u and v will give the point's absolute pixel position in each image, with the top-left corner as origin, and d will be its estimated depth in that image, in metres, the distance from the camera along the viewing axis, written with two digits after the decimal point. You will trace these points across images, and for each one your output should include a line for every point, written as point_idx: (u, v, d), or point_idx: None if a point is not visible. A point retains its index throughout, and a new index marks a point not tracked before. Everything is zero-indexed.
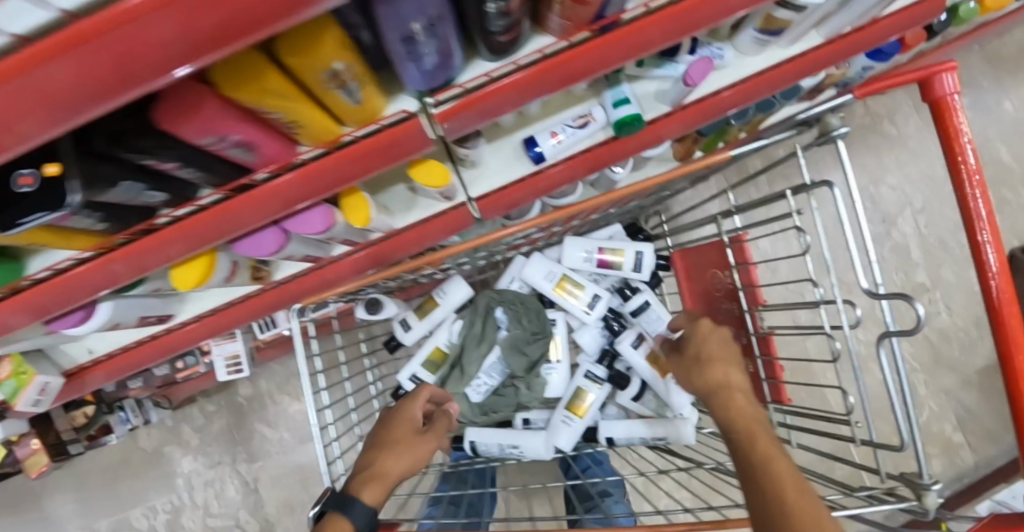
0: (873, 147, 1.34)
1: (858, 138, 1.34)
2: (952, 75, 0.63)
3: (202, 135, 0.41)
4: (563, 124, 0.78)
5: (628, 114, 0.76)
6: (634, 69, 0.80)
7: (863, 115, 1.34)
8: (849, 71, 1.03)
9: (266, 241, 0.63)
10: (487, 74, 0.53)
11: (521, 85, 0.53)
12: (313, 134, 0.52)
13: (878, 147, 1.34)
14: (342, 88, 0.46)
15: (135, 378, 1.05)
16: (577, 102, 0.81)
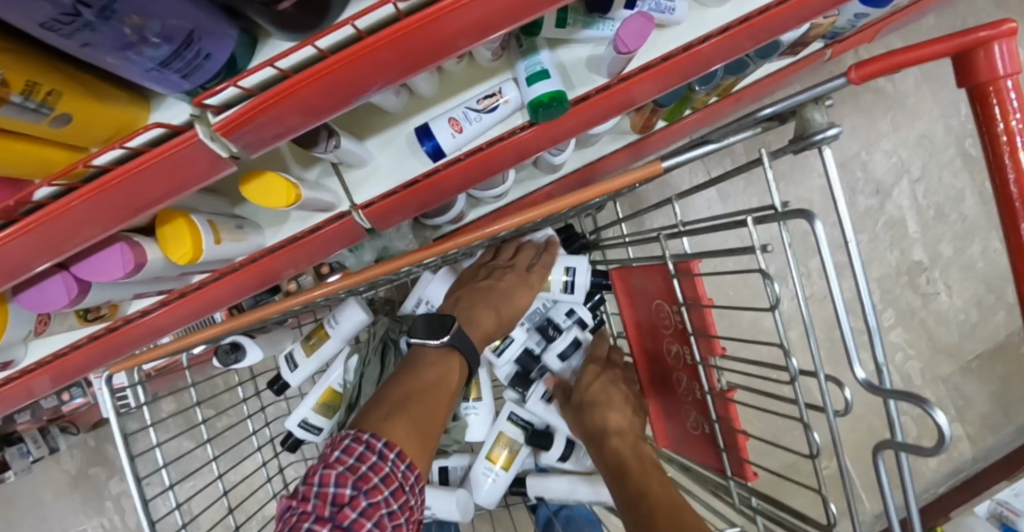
0: (867, 107, 1.16)
1: (852, 96, 1.15)
2: (1003, 48, 0.46)
3: None
4: (465, 108, 0.61)
5: (546, 93, 0.58)
6: (555, 31, 0.62)
7: None
8: (838, 19, 0.84)
9: (53, 292, 0.48)
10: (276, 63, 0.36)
11: (335, 77, 0.37)
12: (28, 166, 0.36)
13: (873, 106, 1.16)
14: (10, 109, 0.29)
15: (21, 412, 0.93)
16: (485, 77, 0.64)
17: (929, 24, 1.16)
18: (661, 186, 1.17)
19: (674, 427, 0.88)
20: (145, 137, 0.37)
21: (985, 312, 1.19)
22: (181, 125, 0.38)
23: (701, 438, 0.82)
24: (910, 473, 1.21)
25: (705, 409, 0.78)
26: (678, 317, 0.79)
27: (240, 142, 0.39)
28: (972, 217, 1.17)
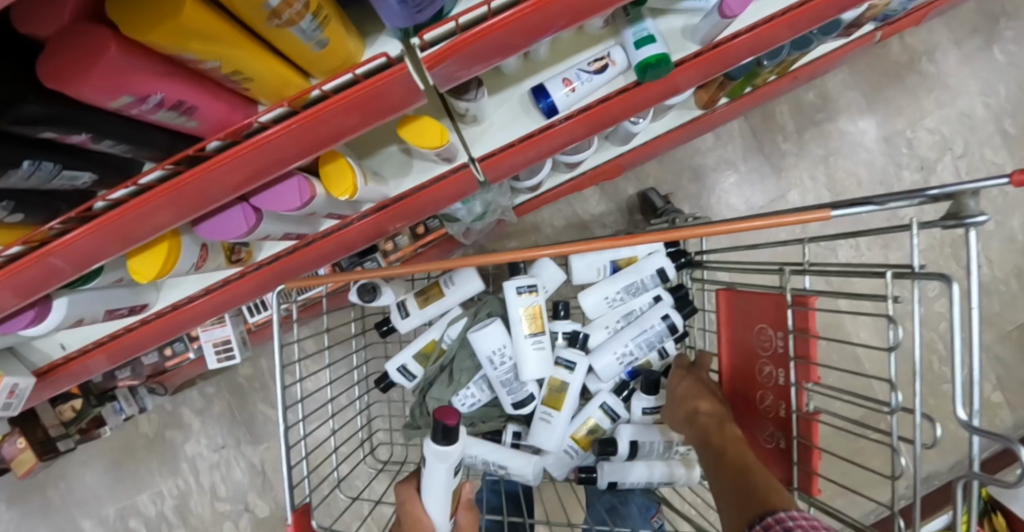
0: (910, 88, 1.22)
1: (895, 79, 1.21)
2: None
3: (112, 95, 0.31)
4: (578, 69, 0.66)
5: (653, 54, 0.62)
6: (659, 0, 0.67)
7: (899, 52, 1.21)
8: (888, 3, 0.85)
9: (234, 220, 0.53)
10: (485, 3, 0.42)
11: (527, 20, 0.43)
12: (269, 90, 0.41)
13: (915, 87, 1.21)
14: (298, 29, 0.35)
15: (124, 368, 0.97)
16: (591, 43, 0.69)
17: (971, 9, 1.20)
18: (718, 162, 1.21)
19: (740, 440, 0.81)
20: (365, 69, 0.43)
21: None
22: (393, 59, 0.44)
23: (772, 453, 0.75)
24: (956, 439, 1.26)
25: (785, 427, 0.71)
26: (780, 342, 0.72)
27: (435, 74, 0.44)
28: (1012, 193, 1.22)
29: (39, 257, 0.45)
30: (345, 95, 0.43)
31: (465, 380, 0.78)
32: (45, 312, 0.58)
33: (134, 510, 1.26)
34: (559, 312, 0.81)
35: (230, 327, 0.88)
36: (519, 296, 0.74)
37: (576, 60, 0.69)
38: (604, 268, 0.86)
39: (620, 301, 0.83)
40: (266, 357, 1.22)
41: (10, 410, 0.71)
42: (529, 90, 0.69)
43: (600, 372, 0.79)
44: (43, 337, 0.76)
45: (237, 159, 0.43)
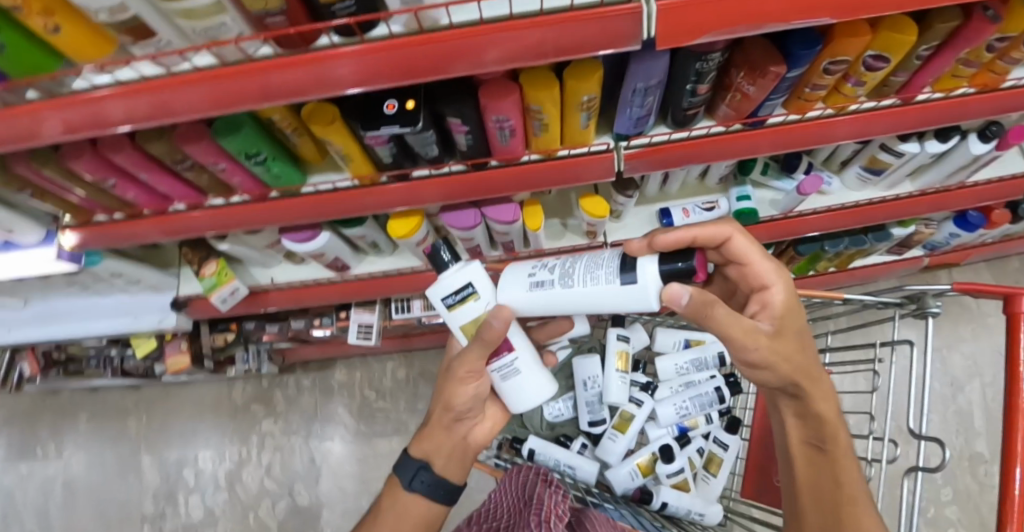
0: (951, 316, 1.42)
1: (942, 304, 1.43)
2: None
3: (499, 113, 0.62)
4: (695, 204, 0.95)
5: (747, 207, 0.92)
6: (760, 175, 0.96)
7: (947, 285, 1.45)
8: (935, 232, 1.13)
9: (467, 217, 0.82)
10: (668, 134, 0.75)
11: (690, 149, 0.74)
12: (542, 144, 0.72)
13: (955, 317, 1.42)
14: (583, 114, 0.66)
15: (272, 324, 1.17)
16: (707, 192, 1.00)
17: (1014, 267, 1.45)
18: None
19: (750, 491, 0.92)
20: (592, 147, 0.75)
21: None
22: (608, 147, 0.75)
23: None
24: None
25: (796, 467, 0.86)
26: None
27: (627, 162, 0.76)
28: None
29: (365, 193, 0.72)
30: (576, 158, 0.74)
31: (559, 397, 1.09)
32: (314, 236, 0.83)
33: (194, 463, 1.41)
34: (638, 366, 1.09)
35: (375, 315, 1.11)
36: (617, 341, 1.00)
37: (695, 199, 0.99)
38: (677, 342, 1.08)
39: (685, 370, 1.04)
40: (362, 369, 1.43)
41: (224, 305, 0.95)
42: (658, 209, 0.99)
43: (661, 418, 1.03)
44: (258, 269, 1.01)
45: (507, 175, 0.73)
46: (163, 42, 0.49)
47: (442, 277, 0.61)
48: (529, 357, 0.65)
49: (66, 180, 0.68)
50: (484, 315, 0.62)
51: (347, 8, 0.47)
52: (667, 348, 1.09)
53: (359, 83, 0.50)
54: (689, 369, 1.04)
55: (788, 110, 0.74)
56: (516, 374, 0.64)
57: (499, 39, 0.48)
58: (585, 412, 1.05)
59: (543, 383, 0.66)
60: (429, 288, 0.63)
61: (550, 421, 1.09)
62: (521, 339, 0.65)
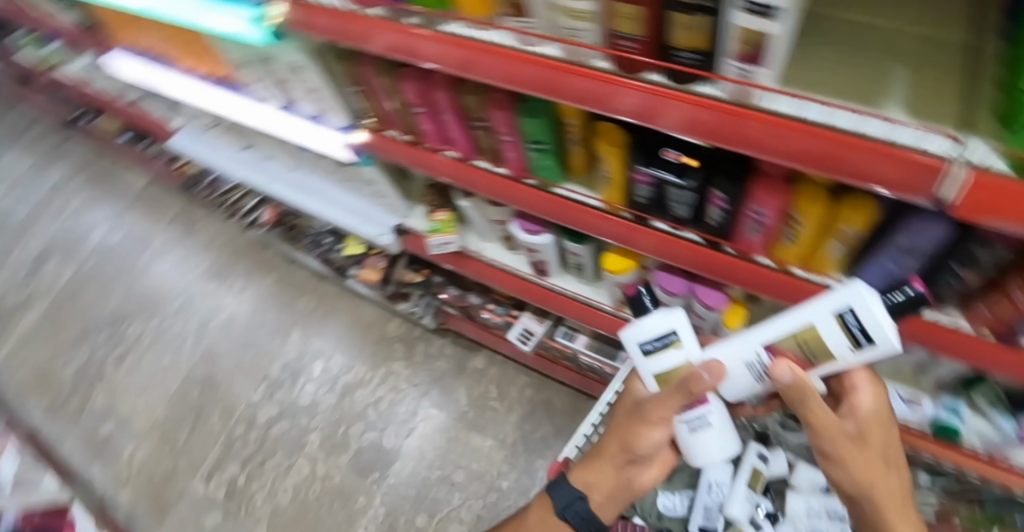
0: None
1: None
2: None
3: (764, 202, 0.60)
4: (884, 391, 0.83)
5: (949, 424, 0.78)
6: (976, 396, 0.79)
7: None
8: None
9: (675, 282, 0.79)
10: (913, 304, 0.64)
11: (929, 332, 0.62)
12: (785, 252, 0.67)
13: None
14: (838, 243, 0.61)
15: (451, 287, 1.30)
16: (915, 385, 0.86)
17: None
18: None
19: None
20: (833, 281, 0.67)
21: None
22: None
23: None
24: None
25: None
26: None
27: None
28: None
29: (600, 217, 0.75)
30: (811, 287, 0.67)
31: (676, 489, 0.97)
32: (538, 231, 0.87)
33: (330, 359, 1.62)
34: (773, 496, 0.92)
35: (541, 328, 1.14)
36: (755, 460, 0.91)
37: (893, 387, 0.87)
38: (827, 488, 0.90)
39: (818, 517, 0.87)
40: (495, 367, 1.50)
41: (436, 250, 1.06)
42: None
43: None
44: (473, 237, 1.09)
45: (734, 265, 0.69)
46: (533, 26, 0.59)
47: (642, 324, 0.65)
48: (720, 416, 0.70)
49: (393, 100, 0.84)
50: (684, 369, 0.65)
51: (689, 59, 0.51)
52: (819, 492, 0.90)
53: (653, 121, 0.53)
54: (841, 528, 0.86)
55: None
56: (706, 426, 0.69)
57: (806, 140, 0.45)
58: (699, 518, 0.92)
59: (719, 438, 0.70)
60: (628, 333, 0.67)
61: (659, 510, 0.97)
62: (703, 380, 0.67)
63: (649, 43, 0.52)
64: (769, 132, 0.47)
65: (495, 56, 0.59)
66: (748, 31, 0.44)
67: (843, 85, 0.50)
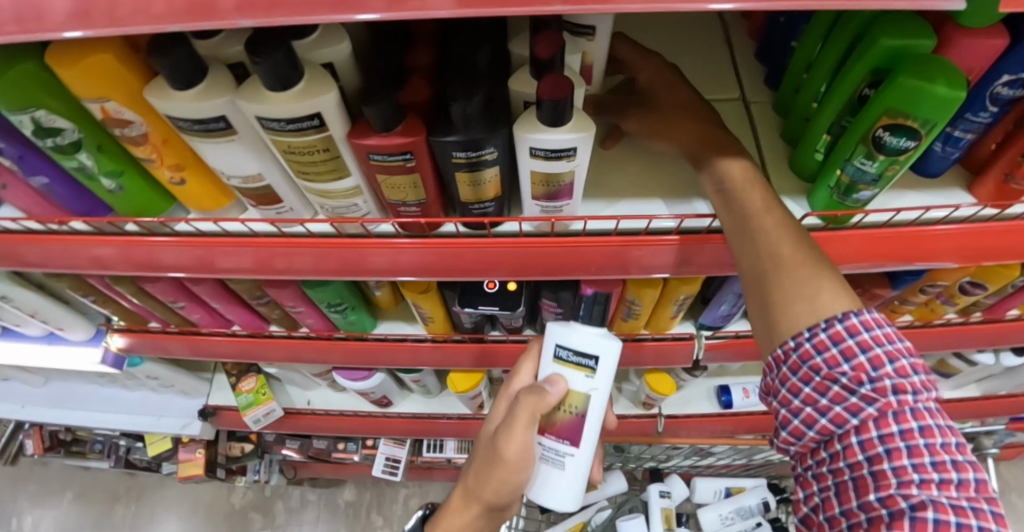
0: None
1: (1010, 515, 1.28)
2: None
3: (599, 301, 0.59)
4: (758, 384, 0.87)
5: None
6: None
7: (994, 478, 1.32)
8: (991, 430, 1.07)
9: None
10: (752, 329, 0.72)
11: None
12: (626, 327, 0.69)
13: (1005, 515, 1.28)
14: (675, 307, 0.63)
15: (294, 439, 1.10)
16: None
17: None
18: None
19: None
20: (672, 333, 0.72)
21: None
22: (689, 334, 0.72)
23: None
24: None
25: None
26: None
27: (706, 351, 0.73)
28: None
29: (434, 348, 0.71)
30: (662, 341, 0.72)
31: None
32: (367, 377, 0.80)
33: None
34: (682, 520, 0.94)
35: (405, 450, 1.03)
36: (660, 498, 0.90)
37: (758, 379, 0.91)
38: (718, 491, 0.95)
39: (731, 521, 0.92)
40: (373, 489, 1.29)
41: (256, 424, 0.91)
42: (717, 385, 0.91)
43: None
44: (296, 389, 0.96)
45: None
46: (285, 209, 0.47)
47: (577, 331, 0.49)
48: (585, 459, 0.52)
49: (136, 295, 0.64)
50: (582, 397, 0.49)
51: (483, 208, 0.45)
52: (708, 499, 0.96)
53: (479, 273, 0.49)
54: (737, 521, 0.92)
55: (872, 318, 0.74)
56: (563, 467, 0.52)
57: (623, 250, 0.47)
58: None
59: (578, 487, 0.53)
60: (553, 327, 0.50)
61: None
62: (601, 408, 0.50)
63: (434, 203, 0.44)
64: (592, 254, 0.48)
65: (259, 248, 0.50)
66: (540, 173, 0.41)
67: (653, 176, 0.50)
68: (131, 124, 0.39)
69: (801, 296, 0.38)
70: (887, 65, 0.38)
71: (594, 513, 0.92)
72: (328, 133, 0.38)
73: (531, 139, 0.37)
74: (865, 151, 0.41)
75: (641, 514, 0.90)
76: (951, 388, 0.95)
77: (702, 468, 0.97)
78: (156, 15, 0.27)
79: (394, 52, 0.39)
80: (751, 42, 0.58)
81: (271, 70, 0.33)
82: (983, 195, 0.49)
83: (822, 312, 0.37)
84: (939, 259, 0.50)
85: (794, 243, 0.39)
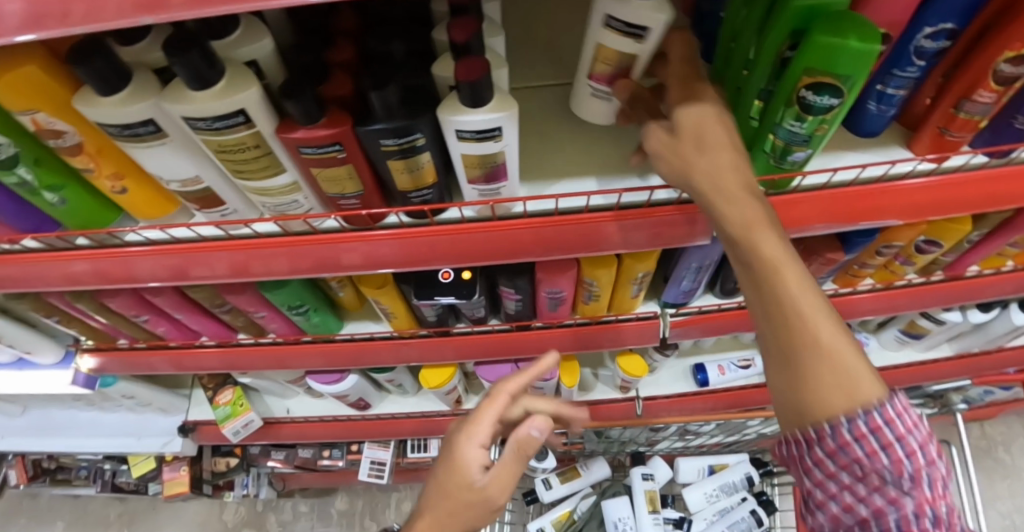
0: (984, 472, 1.30)
1: (997, 470, 1.29)
2: None
3: (556, 284, 0.60)
4: (730, 360, 0.89)
5: None
6: None
7: (976, 435, 1.34)
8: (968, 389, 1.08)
9: (503, 371, 0.79)
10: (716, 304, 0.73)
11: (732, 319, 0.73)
12: (588, 310, 0.70)
13: (989, 471, 1.29)
14: (635, 285, 0.64)
15: (280, 450, 1.09)
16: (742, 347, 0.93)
17: None
18: None
19: None
20: (638, 313, 0.72)
21: None
22: (654, 313, 0.73)
23: None
24: None
25: None
26: None
27: (672, 329, 0.73)
28: None
29: (402, 344, 0.71)
30: (628, 323, 0.72)
31: None
32: (343, 379, 0.81)
33: None
34: (667, 500, 0.95)
35: (390, 452, 1.03)
36: (643, 481, 0.91)
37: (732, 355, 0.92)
38: (702, 469, 0.96)
39: (716, 498, 0.93)
40: (365, 497, 1.28)
41: (235, 436, 0.91)
42: (692, 363, 0.92)
43: None
44: (275, 398, 0.96)
45: (543, 337, 0.72)
46: (229, 210, 0.48)
47: None
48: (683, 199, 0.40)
49: (98, 312, 0.64)
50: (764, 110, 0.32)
51: (424, 196, 0.46)
52: (693, 478, 0.97)
53: (428, 262, 0.49)
54: (721, 496, 0.93)
55: (834, 283, 0.76)
56: None
57: (567, 231, 0.48)
58: None
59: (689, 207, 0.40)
60: None
61: None
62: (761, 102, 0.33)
63: (374, 194, 0.45)
64: (538, 235, 0.48)
65: (211, 252, 0.50)
66: (472, 156, 0.41)
67: (593, 152, 0.51)
68: (63, 135, 0.39)
69: (837, 384, 0.32)
70: (806, 26, 0.40)
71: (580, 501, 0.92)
72: (257, 130, 0.38)
73: (610, 5, 0.37)
74: (793, 112, 0.42)
75: (626, 496, 0.90)
76: (924, 350, 0.97)
77: (685, 448, 0.98)
78: (50, 23, 0.27)
79: (315, 47, 0.39)
80: (686, 18, 0.59)
81: (188, 70, 0.34)
82: (921, 151, 0.50)
83: (860, 398, 0.32)
84: (882, 217, 0.51)
85: (834, 328, 0.33)
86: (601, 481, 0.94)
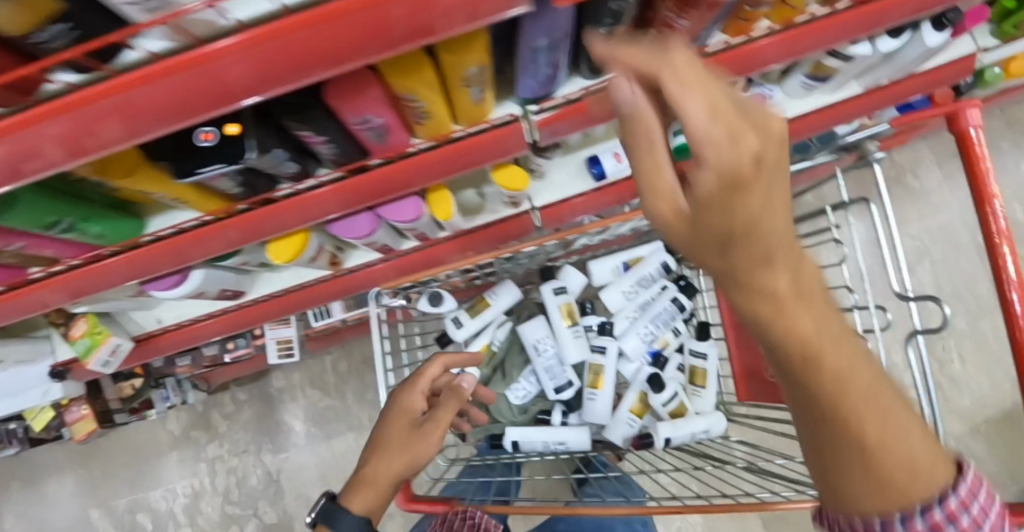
0: (894, 199, 1.45)
1: (906, 195, 1.45)
2: (975, 112, 0.65)
3: (357, 112, 0.48)
4: None
5: None
6: None
7: (887, 168, 1.45)
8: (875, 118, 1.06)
9: (361, 224, 0.69)
10: (585, 88, 0.61)
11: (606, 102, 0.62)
12: (430, 129, 0.59)
13: (899, 199, 1.45)
14: (472, 90, 0.53)
15: (184, 355, 1.08)
16: None
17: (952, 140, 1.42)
18: None
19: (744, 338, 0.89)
20: (492, 122, 0.61)
21: (995, 383, 1.40)
22: (514, 116, 0.61)
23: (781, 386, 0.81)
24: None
25: None
26: None
27: (540, 131, 0.63)
28: (983, 297, 1.42)
29: (223, 226, 0.60)
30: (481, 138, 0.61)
31: (515, 375, 0.86)
32: (185, 279, 0.71)
33: (143, 505, 1.31)
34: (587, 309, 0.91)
35: (293, 328, 1.01)
36: (556, 296, 0.86)
37: None
38: (616, 268, 0.92)
39: (635, 294, 0.91)
40: (303, 370, 1.29)
41: (107, 366, 0.84)
42: (587, 158, 0.85)
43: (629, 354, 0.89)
44: (140, 312, 0.88)
45: (386, 175, 0.61)
46: None
47: None
48: None
49: None
50: None
51: (56, 34, 0.32)
52: (608, 279, 0.92)
53: (139, 136, 0.36)
54: (639, 291, 0.91)
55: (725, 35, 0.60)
56: None
57: (283, 47, 0.34)
58: (546, 381, 0.86)
59: None
60: None
61: (519, 404, 0.87)
62: None
63: None
64: (238, 68, 0.34)
65: None
66: None
67: None
68: None
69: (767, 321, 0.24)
70: None
71: (493, 333, 0.87)
72: None
73: None
74: None
75: (542, 315, 0.87)
76: (832, 93, 0.86)
77: (593, 252, 0.92)
78: None
79: None
80: None
81: None
82: None
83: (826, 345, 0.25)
84: None
85: (792, 270, 0.24)
86: (512, 308, 0.89)
